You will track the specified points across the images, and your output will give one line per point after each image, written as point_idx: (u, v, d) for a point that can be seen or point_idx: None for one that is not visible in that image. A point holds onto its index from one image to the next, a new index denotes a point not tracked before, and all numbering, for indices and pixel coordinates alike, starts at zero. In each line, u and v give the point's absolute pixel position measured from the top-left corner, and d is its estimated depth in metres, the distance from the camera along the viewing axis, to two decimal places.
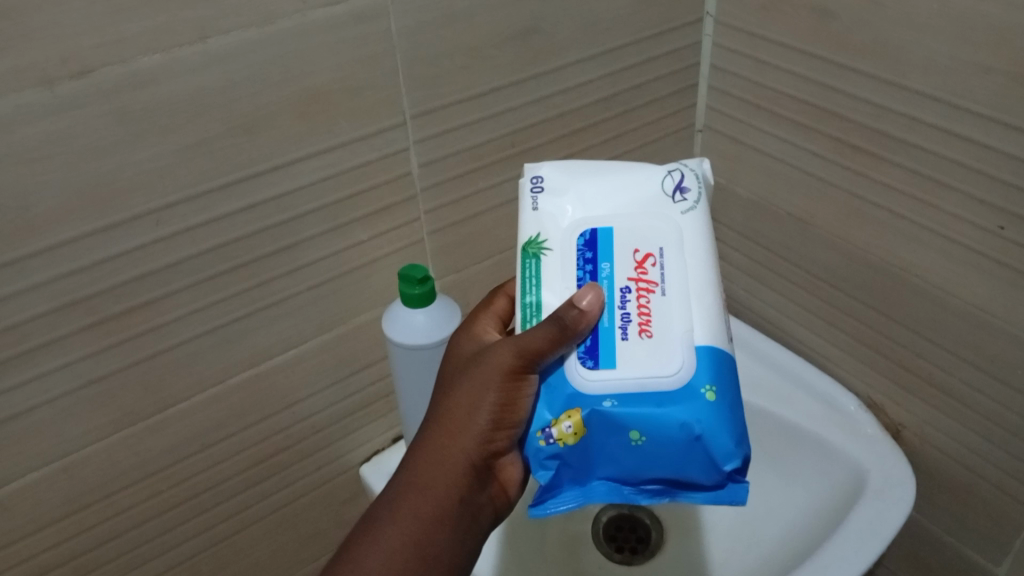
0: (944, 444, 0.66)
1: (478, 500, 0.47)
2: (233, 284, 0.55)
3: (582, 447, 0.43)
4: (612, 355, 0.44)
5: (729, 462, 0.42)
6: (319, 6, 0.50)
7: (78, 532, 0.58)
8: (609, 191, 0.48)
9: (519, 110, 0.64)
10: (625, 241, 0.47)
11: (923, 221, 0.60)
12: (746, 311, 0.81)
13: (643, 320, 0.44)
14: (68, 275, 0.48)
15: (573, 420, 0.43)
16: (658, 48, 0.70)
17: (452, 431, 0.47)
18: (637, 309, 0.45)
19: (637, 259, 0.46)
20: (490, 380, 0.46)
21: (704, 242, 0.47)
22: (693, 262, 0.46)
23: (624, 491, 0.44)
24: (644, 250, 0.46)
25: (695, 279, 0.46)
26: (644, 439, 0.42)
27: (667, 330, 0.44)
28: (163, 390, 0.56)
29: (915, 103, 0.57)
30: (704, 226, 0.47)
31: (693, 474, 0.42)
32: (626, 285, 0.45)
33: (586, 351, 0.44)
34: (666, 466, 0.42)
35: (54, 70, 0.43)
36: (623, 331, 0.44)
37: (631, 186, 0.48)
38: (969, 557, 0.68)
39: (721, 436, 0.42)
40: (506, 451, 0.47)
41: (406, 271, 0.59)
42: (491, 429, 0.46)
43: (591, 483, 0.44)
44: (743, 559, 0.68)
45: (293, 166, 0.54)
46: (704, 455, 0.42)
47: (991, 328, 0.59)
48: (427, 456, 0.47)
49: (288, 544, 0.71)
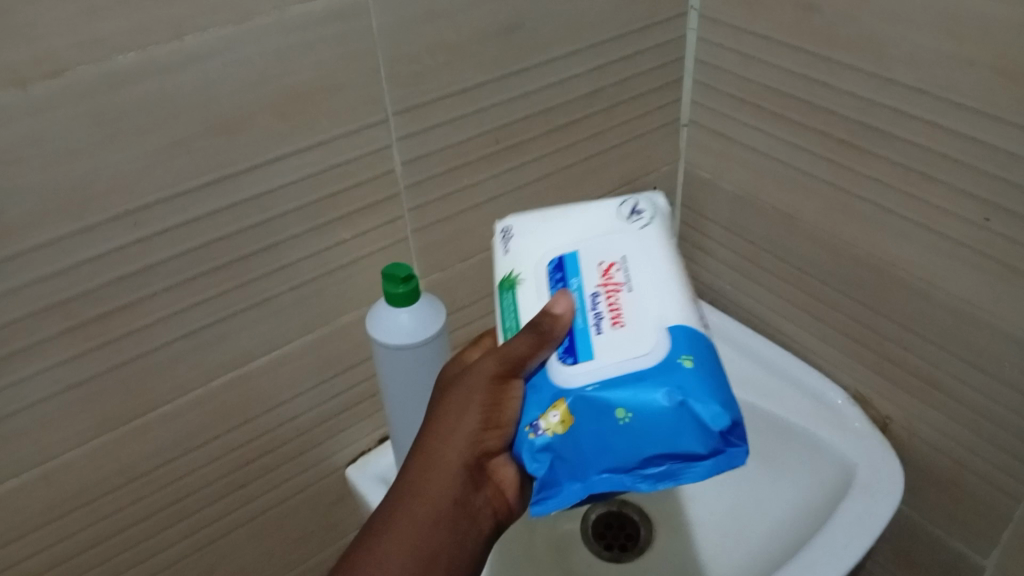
0: (932, 437, 0.67)
1: (475, 502, 0.47)
2: (215, 285, 0.55)
3: (573, 437, 0.42)
4: (589, 347, 0.44)
5: (720, 423, 0.40)
6: (298, 3, 0.49)
7: (61, 538, 0.57)
8: (571, 224, 0.51)
9: (501, 106, 0.63)
10: (590, 258, 0.48)
11: (909, 214, 0.60)
12: (734, 305, 0.81)
13: (614, 314, 0.45)
14: (45, 279, 0.47)
15: (559, 409, 0.43)
16: (642, 43, 0.69)
17: (443, 438, 0.47)
18: (608, 307, 0.46)
19: (602, 269, 0.48)
20: (475, 386, 0.46)
21: (666, 249, 0.48)
22: (656, 265, 0.47)
23: (622, 479, 0.41)
24: (607, 260, 0.48)
25: (659, 275, 0.47)
26: (631, 416, 0.41)
27: (638, 320, 0.44)
28: (145, 393, 0.55)
29: (899, 97, 0.57)
30: (663, 237, 0.49)
31: (689, 444, 0.40)
32: (595, 290, 0.47)
33: (565, 350, 0.45)
34: (659, 440, 0.40)
35: (27, 71, 0.42)
36: (596, 327, 0.45)
37: (591, 216, 0.51)
38: (958, 549, 0.69)
39: (706, 398, 0.41)
40: (498, 452, 0.47)
41: (389, 270, 0.58)
42: (481, 429, 0.46)
43: (592, 479, 0.41)
44: (732, 555, 0.68)
45: (272, 166, 0.53)
46: (692, 420, 0.40)
47: (977, 321, 0.59)
48: (420, 464, 0.47)
49: (275, 547, 0.70)
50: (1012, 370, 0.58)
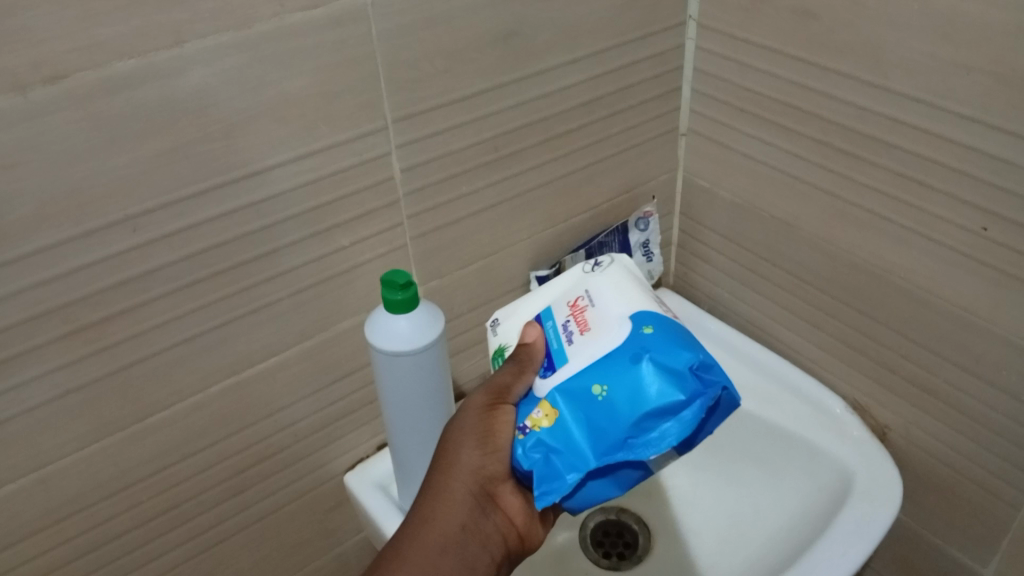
0: (930, 445, 0.66)
1: (484, 527, 0.50)
2: (213, 290, 0.55)
3: (559, 425, 0.48)
4: (563, 355, 0.51)
5: (684, 362, 0.46)
6: (297, 9, 0.50)
7: (56, 544, 0.56)
8: (545, 289, 0.59)
9: (500, 113, 0.63)
10: (560, 301, 0.56)
11: (909, 222, 0.60)
12: (732, 314, 0.82)
13: (582, 326, 0.53)
14: (42, 285, 0.47)
15: (540, 407, 0.49)
16: (641, 51, 0.70)
17: (447, 470, 0.50)
18: (576, 324, 0.53)
19: (570, 303, 0.55)
20: (471, 417, 0.51)
21: (621, 270, 0.57)
22: (612, 281, 0.55)
23: (624, 453, 0.46)
24: (574, 296, 0.56)
25: (614, 287, 0.55)
26: (607, 388, 0.47)
27: (601, 323, 0.52)
28: (143, 399, 0.55)
29: (896, 105, 0.57)
30: (621, 266, 0.57)
31: (666, 392, 0.46)
32: (565, 318, 0.54)
33: (544, 368, 0.52)
34: (639, 401, 0.46)
35: (27, 76, 0.42)
36: (568, 340, 0.52)
37: (561, 278, 0.60)
38: (958, 560, 0.68)
39: (668, 349, 0.47)
40: (501, 479, 0.50)
41: (388, 276, 0.58)
42: (481, 457, 0.50)
43: (592, 461, 0.46)
44: (730, 561, 0.68)
45: (271, 171, 0.53)
46: (661, 370, 0.47)
47: (976, 328, 0.59)
48: (428, 497, 0.50)
49: (272, 554, 0.70)
50: (1011, 378, 0.58)
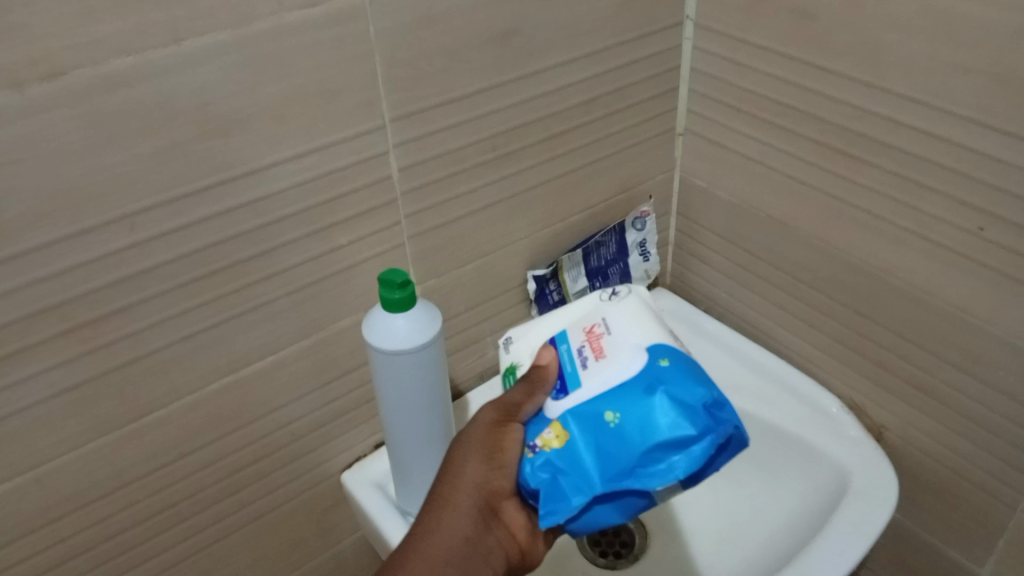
0: (927, 445, 0.67)
1: (487, 542, 0.49)
2: (210, 288, 0.54)
3: (569, 447, 0.48)
4: (576, 379, 0.52)
5: (698, 399, 0.46)
6: (295, 7, 0.49)
7: (52, 544, 0.56)
8: (560, 315, 0.60)
9: (498, 113, 0.63)
10: (576, 327, 0.56)
11: (906, 222, 0.60)
12: (729, 314, 0.82)
13: (596, 352, 0.53)
14: (39, 282, 0.47)
15: (552, 428, 0.49)
16: (639, 51, 0.70)
17: (454, 484, 0.50)
18: (591, 350, 0.53)
19: (586, 329, 0.56)
20: (479, 432, 0.51)
21: (638, 300, 0.56)
22: (629, 311, 0.55)
23: (631, 482, 0.45)
24: (590, 322, 0.56)
25: (631, 317, 0.54)
26: (619, 416, 0.47)
27: (615, 350, 0.52)
28: (140, 397, 0.55)
29: (894, 105, 0.57)
30: (639, 297, 0.57)
31: (677, 425, 0.45)
32: (581, 343, 0.54)
33: (557, 390, 0.52)
34: (649, 431, 0.46)
35: (23, 72, 0.42)
36: (583, 364, 0.53)
37: (577, 305, 0.60)
38: (955, 559, 0.69)
39: (684, 385, 0.47)
40: (506, 495, 0.50)
41: (387, 275, 0.58)
42: (487, 472, 0.50)
43: (598, 487, 0.46)
44: (728, 561, 0.68)
45: (269, 169, 0.53)
46: (674, 403, 0.46)
47: (973, 328, 0.59)
48: (433, 509, 0.50)
49: (269, 553, 0.70)
50: (1007, 377, 0.58)
